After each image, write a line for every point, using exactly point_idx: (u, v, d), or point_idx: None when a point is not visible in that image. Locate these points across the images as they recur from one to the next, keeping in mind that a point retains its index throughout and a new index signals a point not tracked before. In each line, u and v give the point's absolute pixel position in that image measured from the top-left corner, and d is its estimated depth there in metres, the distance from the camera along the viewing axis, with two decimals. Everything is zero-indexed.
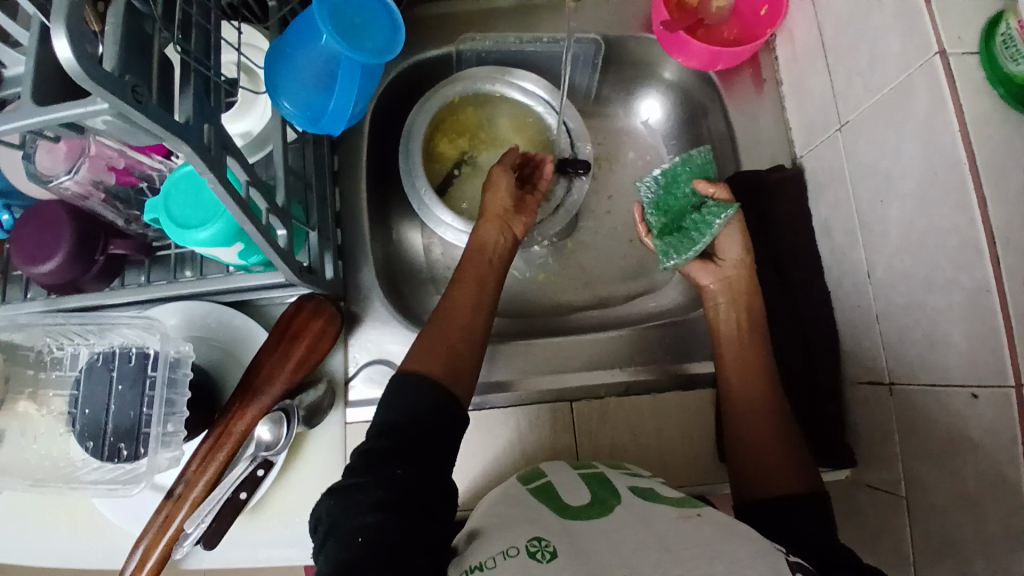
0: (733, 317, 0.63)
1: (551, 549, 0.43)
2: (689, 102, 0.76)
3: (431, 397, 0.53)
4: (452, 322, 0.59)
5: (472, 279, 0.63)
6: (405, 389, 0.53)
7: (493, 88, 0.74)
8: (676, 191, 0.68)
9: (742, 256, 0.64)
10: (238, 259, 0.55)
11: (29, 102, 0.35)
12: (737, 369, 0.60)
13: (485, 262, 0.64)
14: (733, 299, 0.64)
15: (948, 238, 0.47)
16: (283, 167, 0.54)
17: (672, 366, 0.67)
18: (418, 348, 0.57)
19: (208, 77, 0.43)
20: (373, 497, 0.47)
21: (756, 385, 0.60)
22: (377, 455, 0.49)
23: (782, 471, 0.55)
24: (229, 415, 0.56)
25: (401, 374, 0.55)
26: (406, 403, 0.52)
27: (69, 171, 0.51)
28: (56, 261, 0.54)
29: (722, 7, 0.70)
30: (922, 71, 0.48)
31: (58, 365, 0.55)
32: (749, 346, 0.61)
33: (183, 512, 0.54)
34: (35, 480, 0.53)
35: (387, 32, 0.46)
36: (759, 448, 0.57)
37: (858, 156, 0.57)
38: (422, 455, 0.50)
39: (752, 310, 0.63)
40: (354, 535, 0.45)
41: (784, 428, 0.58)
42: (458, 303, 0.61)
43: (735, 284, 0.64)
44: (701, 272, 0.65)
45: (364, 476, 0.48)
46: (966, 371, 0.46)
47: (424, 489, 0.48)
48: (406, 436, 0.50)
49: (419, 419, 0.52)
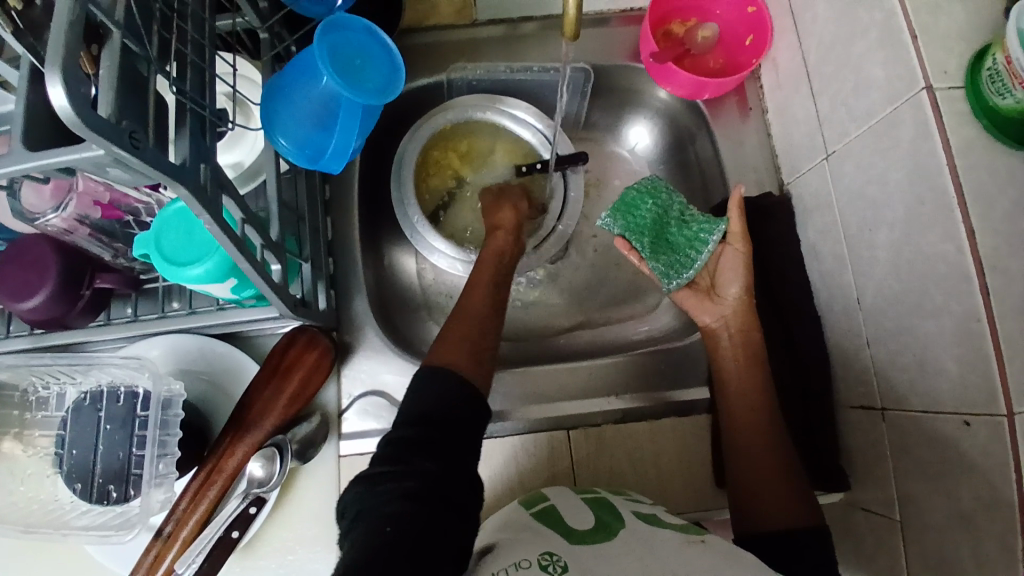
0: (727, 342, 0.63)
1: (562, 564, 0.45)
2: (676, 128, 0.77)
3: (450, 380, 0.53)
4: (466, 318, 0.60)
5: (485, 279, 0.64)
6: (431, 381, 0.53)
7: (484, 117, 0.74)
8: (639, 216, 0.66)
9: (742, 294, 0.64)
10: (230, 294, 0.54)
11: (21, 146, 0.35)
12: (737, 396, 0.61)
13: (494, 264, 0.65)
14: (733, 337, 0.63)
15: (936, 265, 0.48)
16: (277, 200, 0.54)
17: (667, 393, 0.67)
18: (445, 345, 0.57)
19: (204, 115, 0.43)
20: (402, 488, 0.46)
21: (750, 411, 0.60)
22: (405, 444, 0.49)
23: (776, 499, 0.56)
24: (219, 452, 0.56)
25: (423, 368, 0.55)
26: (432, 393, 0.52)
27: (55, 209, 0.50)
28: (41, 299, 0.53)
29: (706, 37, 0.70)
30: (908, 104, 0.49)
31: (43, 406, 0.54)
32: (743, 371, 0.62)
33: (173, 553, 0.53)
34: (26, 526, 0.51)
35: (386, 73, 0.47)
36: (755, 477, 0.58)
37: (845, 184, 0.58)
38: (450, 446, 0.50)
39: (755, 342, 0.63)
40: (383, 524, 0.43)
41: (784, 460, 0.58)
42: (476, 301, 0.61)
43: (732, 322, 0.64)
44: (695, 305, 0.66)
45: (395, 466, 0.48)
46: (957, 395, 0.47)
47: (451, 482, 0.48)
48: (432, 425, 0.50)
49: (443, 407, 0.51)
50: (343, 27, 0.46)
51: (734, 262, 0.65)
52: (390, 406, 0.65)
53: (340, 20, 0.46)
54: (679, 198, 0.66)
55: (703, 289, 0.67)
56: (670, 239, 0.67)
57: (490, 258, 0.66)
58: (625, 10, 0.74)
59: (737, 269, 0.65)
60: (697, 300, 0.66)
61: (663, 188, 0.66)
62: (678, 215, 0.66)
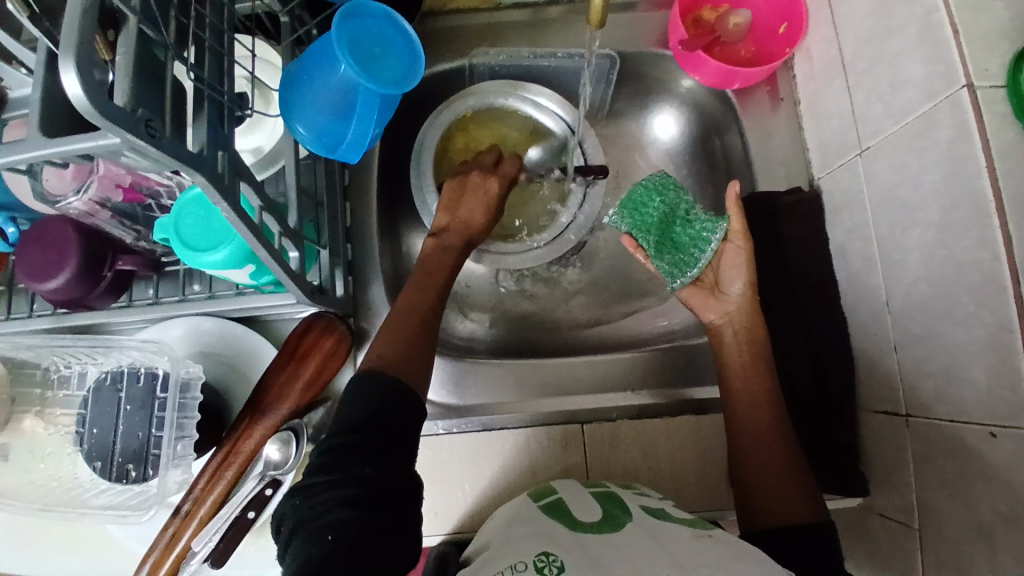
0: (731, 340, 0.62)
1: (558, 564, 0.45)
2: (703, 117, 0.75)
3: (384, 385, 0.52)
4: (405, 313, 0.59)
5: (421, 273, 0.63)
6: (366, 383, 0.52)
7: (506, 103, 0.73)
8: (646, 213, 0.64)
9: (745, 292, 0.63)
10: (249, 280, 0.54)
11: (38, 133, 0.35)
12: (741, 392, 0.60)
13: (438, 261, 0.64)
14: (737, 333, 0.62)
15: (970, 272, 0.46)
16: (296, 186, 0.54)
17: (680, 390, 0.67)
18: (378, 348, 0.56)
19: (222, 102, 0.42)
20: (342, 495, 0.46)
21: (759, 410, 0.59)
22: (343, 449, 0.48)
23: (787, 495, 0.55)
24: (236, 435, 0.56)
25: (359, 373, 0.54)
26: (368, 397, 0.51)
27: (77, 191, 0.50)
28: (63, 280, 0.54)
29: (738, 24, 0.67)
30: (946, 103, 0.47)
31: (64, 385, 0.56)
32: (746, 367, 0.61)
33: (190, 531, 0.54)
34: (44, 505, 0.53)
35: (405, 61, 0.46)
36: (764, 475, 0.57)
37: (877, 182, 0.56)
38: (388, 447, 0.49)
39: (760, 340, 0.62)
40: (324, 533, 0.44)
41: (790, 457, 0.57)
42: (418, 299, 0.60)
43: (736, 320, 0.62)
44: (702, 302, 0.64)
45: (334, 473, 0.47)
46: (985, 407, 0.46)
47: (389, 485, 0.48)
48: (370, 429, 0.49)
49: (378, 408, 0.50)
50: (363, 14, 0.45)
51: (733, 259, 0.63)
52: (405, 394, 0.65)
53: (359, 7, 0.45)
54: (688, 197, 0.64)
55: (707, 286, 0.65)
56: (675, 237, 0.65)
57: (437, 255, 0.64)
58: None
59: (740, 265, 0.63)
60: (701, 297, 0.65)
61: (671, 185, 0.65)
62: (683, 215, 0.64)
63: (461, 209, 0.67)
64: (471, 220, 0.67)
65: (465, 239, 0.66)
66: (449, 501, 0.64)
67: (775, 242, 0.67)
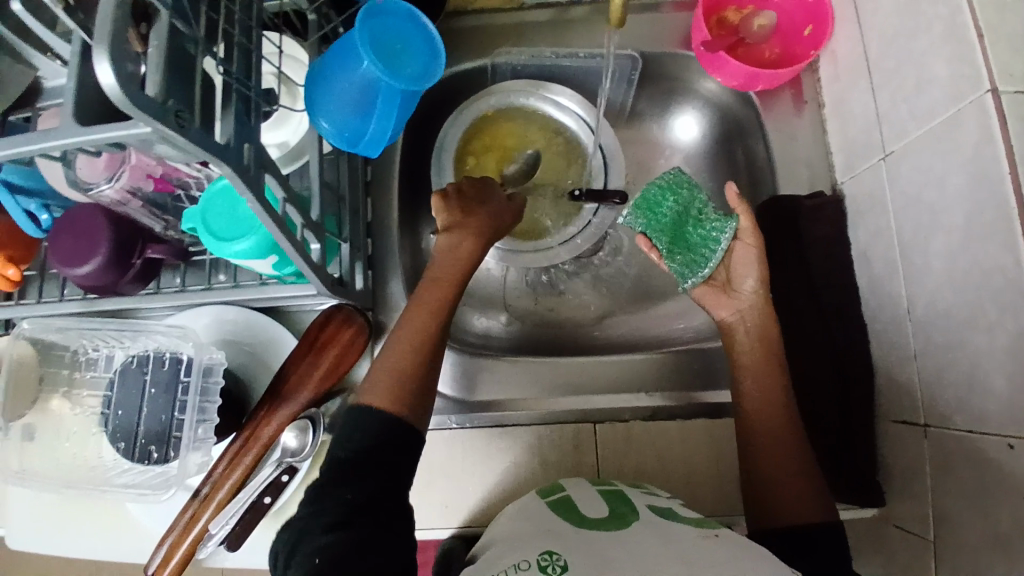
0: (743, 337, 0.62)
1: (561, 564, 0.44)
2: (725, 119, 0.75)
3: (379, 423, 0.53)
4: (415, 325, 0.58)
5: (437, 276, 0.62)
6: (364, 416, 0.54)
7: (528, 102, 0.74)
8: (660, 213, 0.64)
9: (757, 289, 0.62)
10: (272, 270, 0.56)
11: (71, 121, 0.36)
12: (755, 391, 0.59)
13: (455, 259, 0.63)
14: (750, 332, 0.62)
15: (992, 278, 0.45)
16: (319, 180, 0.55)
17: (694, 393, 0.67)
18: (377, 374, 0.56)
19: (249, 96, 0.44)
20: (326, 521, 0.47)
21: (774, 413, 0.58)
22: (326, 484, 0.50)
23: (796, 493, 0.55)
24: (257, 420, 0.58)
25: (363, 401, 0.55)
26: (367, 427, 0.53)
27: (109, 179, 0.52)
28: (91, 267, 0.55)
29: (763, 25, 0.66)
30: (971, 106, 0.46)
31: (92, 366, 0.58)
32: (760, 365, 0.60)
33: (207, 513, 0.56)
34: (66, 482, 0.56)
35: (425, 59, 0.47)
36: (776, 473, 0.56)
37: (900, 186, 0.55)
38: (369, 471, 0.51)
39: (775, 343, 0.61)
40: (313, 556, 0.45)
41: (804, 457, 0.57)
42: (431, 305, 0.60)
43: (748, 318, 0.62)
44: (713, 300, 0.64)
45: (318, 505, 0.49)
46: (1004, 417, 0.45)
47: (371, 508, 0.49)
48: (355, 460, 0.52)
49: (371, 441, 0.52)
50: (387, 12, 0.46)
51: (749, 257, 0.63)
52: None
53: (383, 5, 0.46)
54: (702, 197, 0.64)
55: (719, 284, 0.64)
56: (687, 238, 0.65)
57: (453, 256, 0.63)
58: None
59: (750, 264, 0.63)
60: (713, 295, 0.64)
61: (685, 184, 0.63)
62: (695, 214, 0.64)
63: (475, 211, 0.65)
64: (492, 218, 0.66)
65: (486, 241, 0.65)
66: (459, 494, 0.65)
67: (797, 247, 0.66)
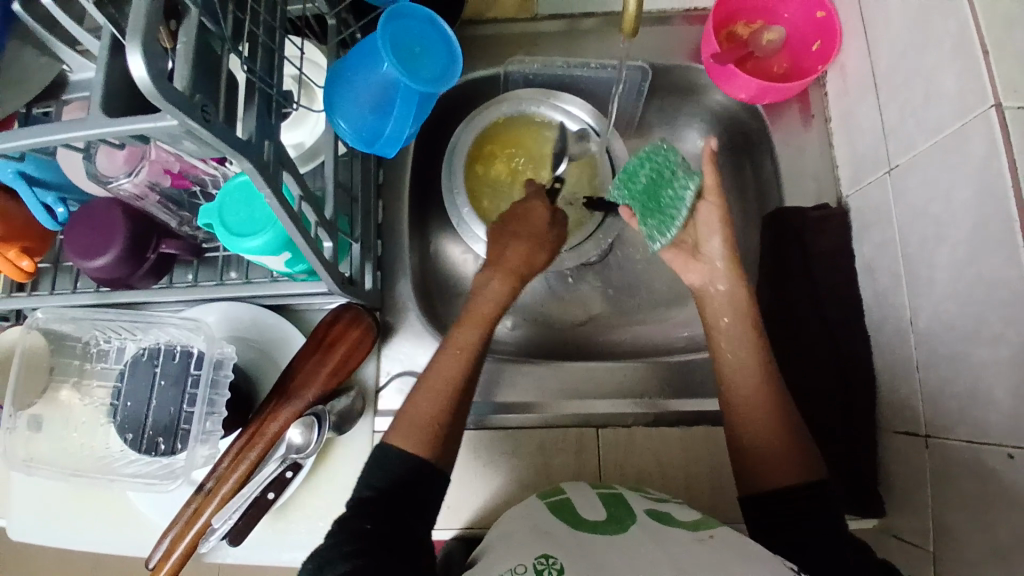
0: (715, 298, 0.60)
1: (557, 567, 0.45)
2: (733, 131, 0.76)
3: (400, 469, 0.53)
4: (445, 365, 0.58)
5: (471, 315, 0.61)
6: (386, 458, 0.53)
7: (538, 111, 0.75)
8: (636, 181, 0.64)
9: (726, 249, 0.60)
10: (284, 267, 0.57)
11: (98, 112, 0.37)
12: (727, 349, 0.58)
13: (489, 296, 0.62)
14: (722, 291, 0.59)
15: (995, 291, 0.46)
16: (333, 179, 0.56)
17: (666, 402, 0.67)
18: (405, 416, 0.56)
19: (271, 94, 0.45)
20: (344, 550, 0.47)
21: (751, 370, 0.57)
22: (348, 516, 0.51)
23: (786, 465, 0.54)
24: (263, 416, 0.58)
25: (385, 442, 0.55)
26: (391, 470, 0.53)
27: (128, 174, 0.53)
28: (106, 260, 0.56)
29: (771, 40, 0.68)
30: (976, 122, 0.47)
31: (102, 358, 0.60)
32: (737, 327, 0.58)
33: (211, 508, 0.55)
34: (75, 471, 0.56)
35: (442, 60, 0.48)
36: (757, 439, 0.56)
37: (905, 200, 0.56)
38: (390, 505, 0.51)
39: (750, 306, 0.59)
40: None
41: (789, 425, 0.56)
42: (462, 346, 0.59)
43: (718, 278, 0.60)
44: (682, 265, 0.62)
45: (337, 535, 0.49)
46: (1005, 428, 0.45)
47: (390, 539, 0.49)
48: (378, 496, 0.52)
49: (399, 483, 0.52)
50: (405, 15, 0.48)
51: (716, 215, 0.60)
52: None
53: (402, 9, 0.47)
54: (676, 159, 0.61)
55: (687, 248, 0.62)
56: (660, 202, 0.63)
57: (486, 295, 0.62)
58: (687, 10, 0.74)
59: (714, 222, 0.60)
60: (681, 259, 0.62)
61: (659, 149, 0.62)
62: (665, 177, 0.61)
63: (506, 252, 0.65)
64: (529, 260, 0.65)
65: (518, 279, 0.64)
66: (463, 494, 0.65)
67: (801, 257, 0.67)
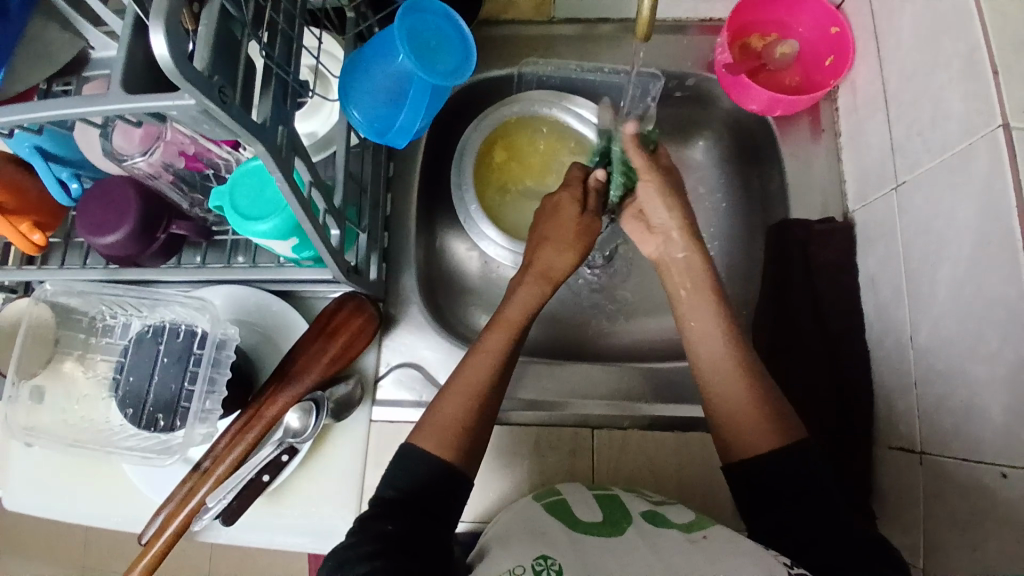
0: (675, 263, 0.63)
1: (556, 567, 0.44)
2: (744, 141, 0.76)
3: (427, 471, 0.53)
4: (475, 368, 0.58)
5: (501, 319, 0.61)
6: (410, 458, 0.53)
7: (550, 113, 0.76)
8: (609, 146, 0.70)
9: (672, 215, 0.64)
10: (290, 253, 0.57)
11: (119, 89, 0.38)
12: (687, 318, 0.61)
13: (522, 301, 0.62)
14: (678, 255, 0.63)
15: (994, 309, 0.46)
16: (344, 169, 0.57)
17: (641, 406, 0.68)
18: (431, 417, 0.56)
19: (287, 81, 0.45)
20: (366, 550, 0.47)
21: (714, 341, 0.58)
22: (371, 517, 0.50)
23: (754, 414, 0.55)
24: (263, 399, 0.58)
25: (410, 442, 0.55)
26: (415, 471, 0.53)
27: (143, 153, 0.54)
28: (118, 236, 0.57)
29: (785, 53, 0.68)
30: (983, 141, 0.48)
31: (107, 333, 0.61)
32: (693, 296, 0.61)
33: (206, 487, 0.55)
34: (73, 442, 0.57)
35: (458, 55, 0.49)
36: (721, 409, 0.56)
37: (910, 217, 0.56)
38: (412, 508, 0.51)
39: (705, 274, 0.62)
40: None
41: (756, 398, 0.55)
42: (491, 350, 0.59)
43: (674, 240, 0.64)
44: (641, 236, 0.67)
45: (357, 535, 0.49)
46: (999, 446, 0.46)
47: (410, 539, 0.49)
48: (404, 500, 0.51)
49: (426, 485, 0.52)
50: (425, 10, 0.48)
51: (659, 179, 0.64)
52: (424, 379, 0.68)
53: (423, 3, 0.48)
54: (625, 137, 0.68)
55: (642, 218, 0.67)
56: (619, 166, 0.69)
57: (518, 299, 0.63)
58: (702, 20, 0.74)
59: (655, 196, 0.64)
60: (639, 230, 0.67)
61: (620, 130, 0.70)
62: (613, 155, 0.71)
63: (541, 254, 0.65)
64: (552, 267, 0.65)
65: (553, 284, 0.64)
66: None
67: (804, 269, 0.67)
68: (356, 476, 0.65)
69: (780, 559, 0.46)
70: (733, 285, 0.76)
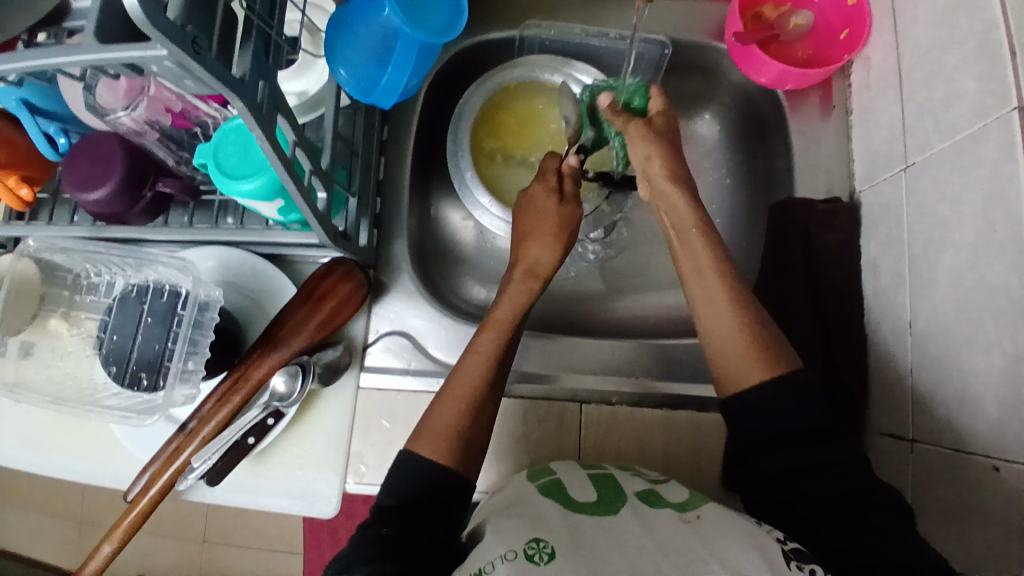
0: (659, 181, 0.62)
1: (548, 550, 0.43)
2: (752, 116, 0.74)
3: (427, 477, 0.51)
4: (468, 371, 0.57)
5: (494, 320, 0.60)
6: (408, 466, 0.52)
7: (552, 78, 0.72)
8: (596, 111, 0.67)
9: (648, 148, 0.62)
10: (277, 215, 0.56)
11: (93, 39, 0.36)
12: (685, 259, 0.59)
13: (512, 300, 0.62)
14: (661, 181, 0.62)
15: (996, 300, 0.45)
16: (332, 130, 0.55)
17: (647, 382, 0.67)
18: (428, 422, 0.55)
19: (269, 35, 0.43)
20: (370, 552, 0.45)
21: (703, 275, 0.57)
22: (371, 523, 0.49)
23: (747, 356, 0.53)
24: (249, 362, 0.58)
25: (406, 451, 0.54)
26: (412, 471, 0.52)
27: (126, 108, 0.53)
28: (103, 194, 0.55)
29: (798, 24, 0.66)
30: (996, 124, 0.45)
31: (92, 291, 0.60)
32: (690, 232, 0.59)
33: (191, 447, 0.56)
34: (53, 398, 0.57)
35: (448, 14, 0.48)
36: (718, 341, 0.55)
37: (917, 199, 0.54)
38: (410, 512, 0.49)
39: (691, 212, 0.60)
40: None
41: (745, 326, 0.54)
42: (484, 351, 0.58)
43: (654, 158, 0.62)
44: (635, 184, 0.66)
45: (357, 538, 0.48)
46: (991, 440, 0.44)
47: (412, 540, 0.47)
48: (405, 504, 0.50)
49: (428, 488, 0.51)
50: None
51: (646, 134, 0.63)
52: (414, 349, 0.67)
53: None
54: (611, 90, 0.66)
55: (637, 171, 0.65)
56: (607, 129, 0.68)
57: (512, 297, 0.62)
58: None
59: (644, 134, 0.62)
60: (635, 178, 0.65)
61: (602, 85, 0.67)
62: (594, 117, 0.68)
63: (529, 249, 0.65)
64: (539, 264, 0.65)
65: (545, 279, 0.65)
66: None
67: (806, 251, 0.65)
68: (341, 443, 0.65)
69: (773, 535, 0.46)
70: (733, 265, 0.75)
